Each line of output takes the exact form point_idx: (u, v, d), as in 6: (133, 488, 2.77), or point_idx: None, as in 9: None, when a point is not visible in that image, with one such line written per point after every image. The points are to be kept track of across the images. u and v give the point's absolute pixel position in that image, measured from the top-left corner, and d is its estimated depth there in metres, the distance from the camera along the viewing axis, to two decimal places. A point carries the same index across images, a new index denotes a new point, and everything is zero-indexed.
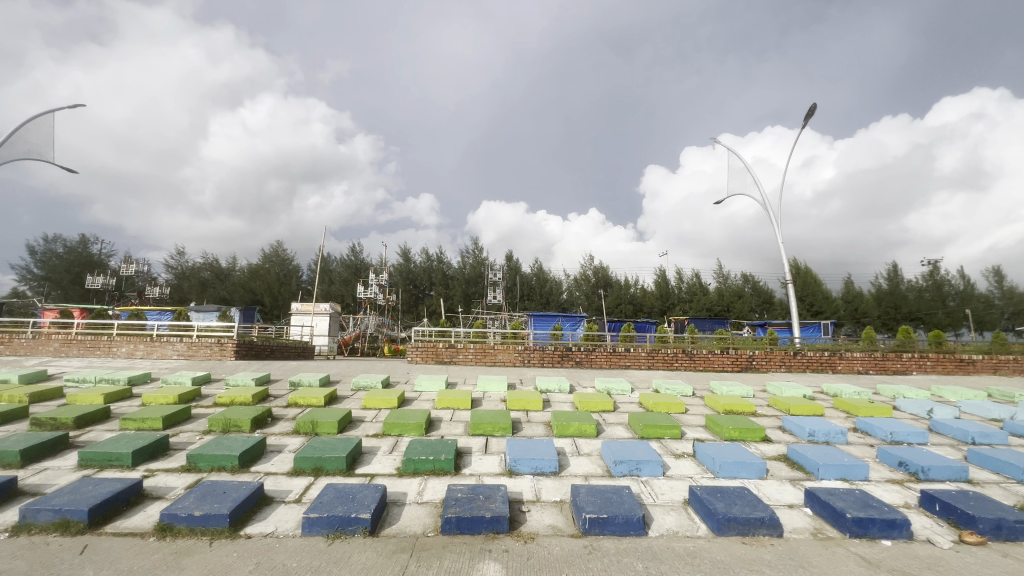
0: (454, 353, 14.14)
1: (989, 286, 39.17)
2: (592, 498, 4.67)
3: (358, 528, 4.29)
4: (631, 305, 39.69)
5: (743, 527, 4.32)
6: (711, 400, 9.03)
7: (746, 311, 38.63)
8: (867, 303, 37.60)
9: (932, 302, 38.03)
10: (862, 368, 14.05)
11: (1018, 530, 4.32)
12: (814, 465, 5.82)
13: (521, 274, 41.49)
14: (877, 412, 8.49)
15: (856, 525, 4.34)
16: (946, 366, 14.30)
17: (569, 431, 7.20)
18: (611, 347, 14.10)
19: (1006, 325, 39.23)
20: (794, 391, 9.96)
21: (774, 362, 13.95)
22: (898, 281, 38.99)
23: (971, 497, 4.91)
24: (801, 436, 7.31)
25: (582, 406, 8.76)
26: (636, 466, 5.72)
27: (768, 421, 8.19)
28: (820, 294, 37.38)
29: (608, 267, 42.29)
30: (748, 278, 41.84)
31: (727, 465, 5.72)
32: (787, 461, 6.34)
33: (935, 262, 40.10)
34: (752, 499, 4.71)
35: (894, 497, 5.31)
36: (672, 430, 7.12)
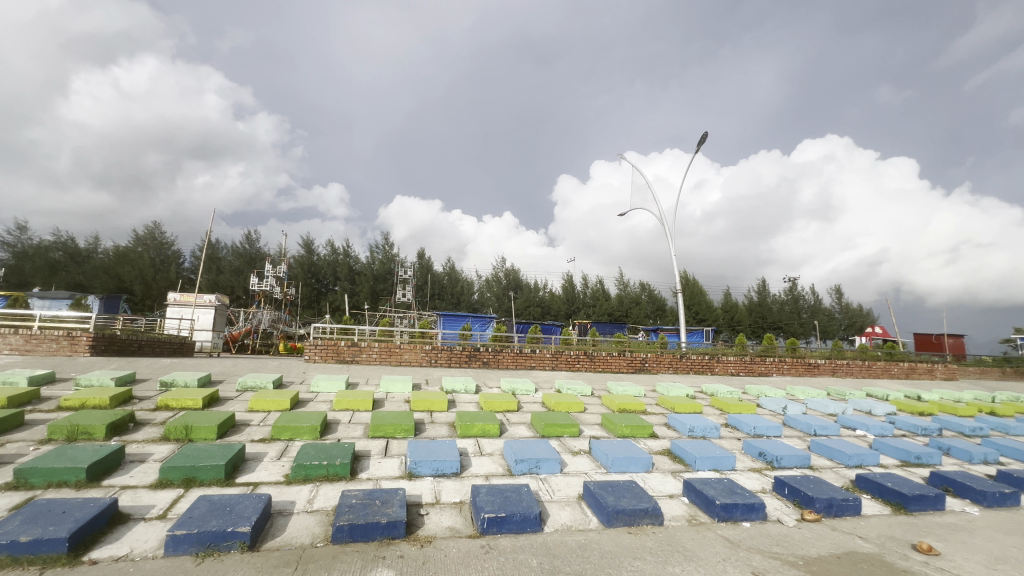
0: (357, 352, 13.48)
1: (832, 302, 46.54)
2: (491, 498, 4.71)
3: (235, 543, 3.89)
4: (540, 309, 40.96)
5: (630, 518, 4.64)
6: (607, 400, 9.59)
7: (642, 316, 41.79)
8: (741, 313, 42.60)
9: (790, 314, 44.19)
10: (733, 370, 15.92)
11: (843, 507, 5.16)
12: (692, 458, 6.44)
13: (433, 272, 40.84)
14: (744, 409, 9.63)
15: (723, 510, 4.86)
16: (799, 368, 16.69)
17: (472, 432, 7.21)
18: (518, 347, 14.41)
19: (843, 335, 46.85)
20: (679, 391, 10.96)
21: (663, 364, 15.27)
22: (765, 294, 44.72)
23: (811, 480, 5.76)
24: (683, 432, 8.03)
25: (487, 406, 8.83)
26: (536, 464, 5.88)
27: (656, 419, 8.92)
28: (704, 304, 41.63)
29: (518, 270, 43.25)
30: (644, 287, 45.31)
31: (618, 460, 6.11)
32: (670, 455, 6.94)
33: (793, 280, 46.75)
34: (638, 491, 5.08)
35: (753, 483, 6.05)
36: (571, 428, 7.44)
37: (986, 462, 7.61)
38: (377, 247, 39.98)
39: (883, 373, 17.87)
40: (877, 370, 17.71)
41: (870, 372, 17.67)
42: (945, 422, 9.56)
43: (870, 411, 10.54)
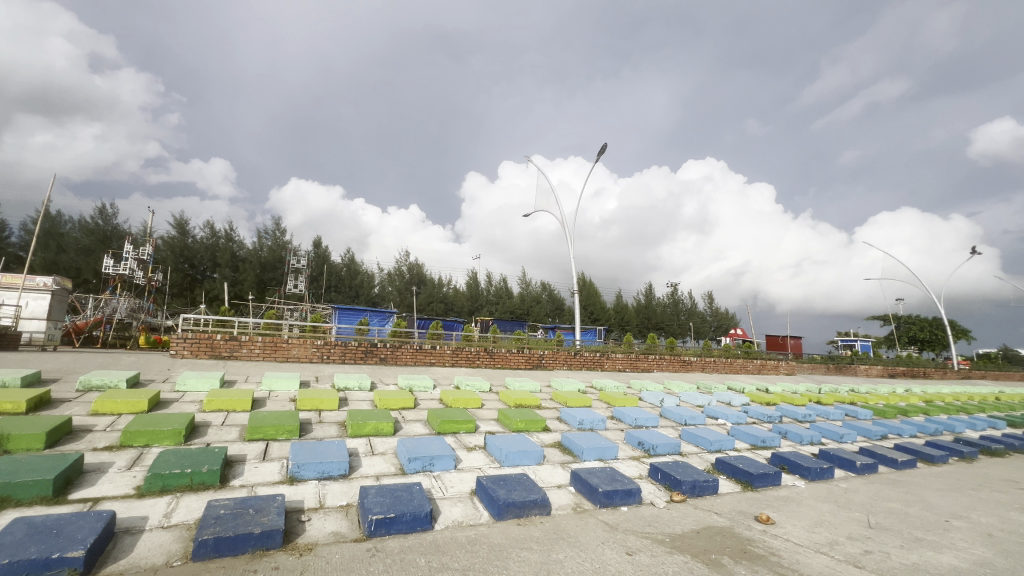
0: (236, 348, 12.19)
1: (705, 307, 52.46)
2: (380, 499, 4.54)
3: (63, 571, 3.28)
4: (442, 305, 40.56)
5: (519, 510, 4.78)
6: (505, 395, 9.79)
7: (542, 315, 43.61)
8: (629, 314, 46.20)
9: (671, 316, 48.93)
10: (620, 366, 17.21)
11: (704, 487, 5.83)
12: (580, 449, 6.83)
13: (330, 263, 37.90)
14: (628, 402, 10.45)
15: (604, 496, 5.22)
16: (675, 365, 18.57)
17: (364, 431, 6.89)
18: (417, 343, 14.10)
19: (712, 335, 53.06)
20: (571, 386, 11.57)
21: (559, 361, 16.00)
22: (651, 297, 48.99)
23: (680, 465, 6.43)
24: (573, 425, 8.49)
25: (381, 403, 8.51)
26: (429, 462, 5.79)
27: (549, 413, 9.30)
28: (599, 304, 44.43)
29: (422, 265, 42.39)
30: (545, 286, 47.11)
31: (512, 454, 6.27)
32: (560, 447, 7.29)
33: (675, 286, 51.81)
34: (528, 483, 5.25)
35: (632, 470, 6.59)
36: (467, 424, 7.46)
37: (812, 442, 9.13)
38: (266, 232, 36.52)
39: (741, 369, 20.58)
40: (737, 367, 20.33)
41: (732, 368, 20.23)
42: (785, 410, 11.29)
43: (730, 402, 12.07)
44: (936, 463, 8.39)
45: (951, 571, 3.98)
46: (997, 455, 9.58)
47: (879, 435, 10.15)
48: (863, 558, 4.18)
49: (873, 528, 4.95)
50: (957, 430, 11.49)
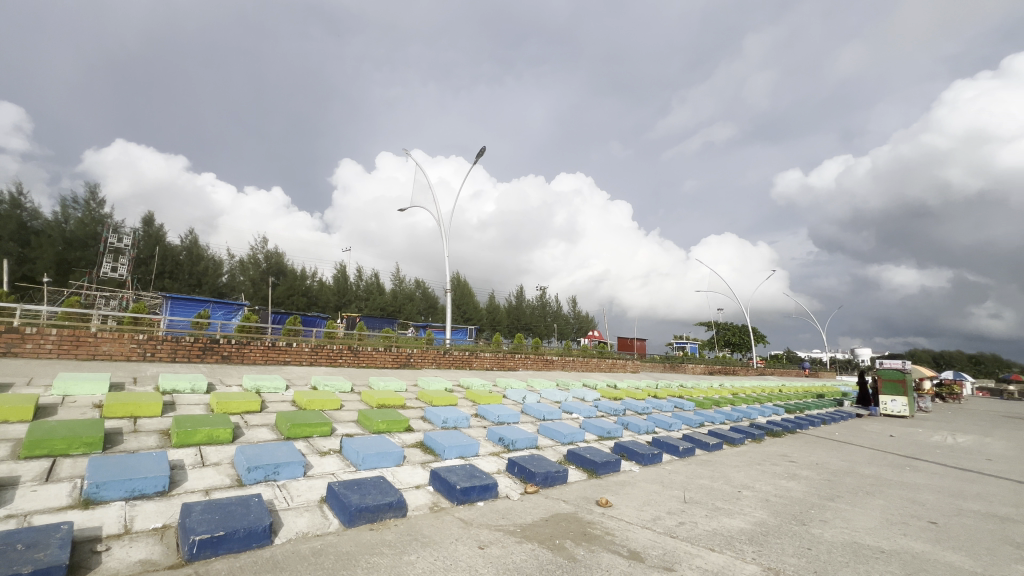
0: (15, 343, 9.66)
1: (569, 311, 56.62)
2: (207, 516, 3.97)
3: None
4: (305, 298, 37.26)
5: (373, 515, 4.59)
6: (367, 396, 9.32)
7: (414, 313, 42.92)
8: (500, 315, 47.68)
9: (538, 318, 51.76)
10: (488, 365, 17.68)
11: (555, 477, 6.27)
12: (442, 448, 6.83)
13: (164, 243, 32.53)
14: (492, 400, 10.76)
15: (461, 493, 5.29)
16: (538, 364, 19.67)
17: (194, 439, 5.97)
18: (270, 340, 12.73)
19: (574, 336, 57.46)
20: (438, 385, 11.50)
21: (427, 359, 15.82)
22: (522, 299, 51.27)
23: (535, 458, 6.82)
24: (437, 423, 8.46)
25: (219, 407, 7.42)
26: (273, 470, 5.26)
27: (413, 413, 9.13)
28: (472, 304, 45.04)
29: (283, 253, 38.37)
30: (419, 284, 46.34)
31: (369, 457, 6.00)
32: (422, 446, 7.21)
33: (544, 290, 55.00)
34: (384, 486, 5.08)
35: (491, 466, 6.80)
36: (322, 427, 6.93)
37: (648, 432, 10.44)
38: (74, 200, 29.72)
39: (596, 367, 22.62)
40: (592, 365, 22.30)
41: (587, 366, 22.12)
42: (629, 404, 12.72)
43: (583, 397, 13.19)
44: (736, 444, 10.24)
45: (739, 532, 4.87)
46: (777, 435, 12.06)
47: (698, 423, 12.02)
48: (678, 529, 4.89)
49: (687, 503, 5.82)
50: (751, 416, 14.16)
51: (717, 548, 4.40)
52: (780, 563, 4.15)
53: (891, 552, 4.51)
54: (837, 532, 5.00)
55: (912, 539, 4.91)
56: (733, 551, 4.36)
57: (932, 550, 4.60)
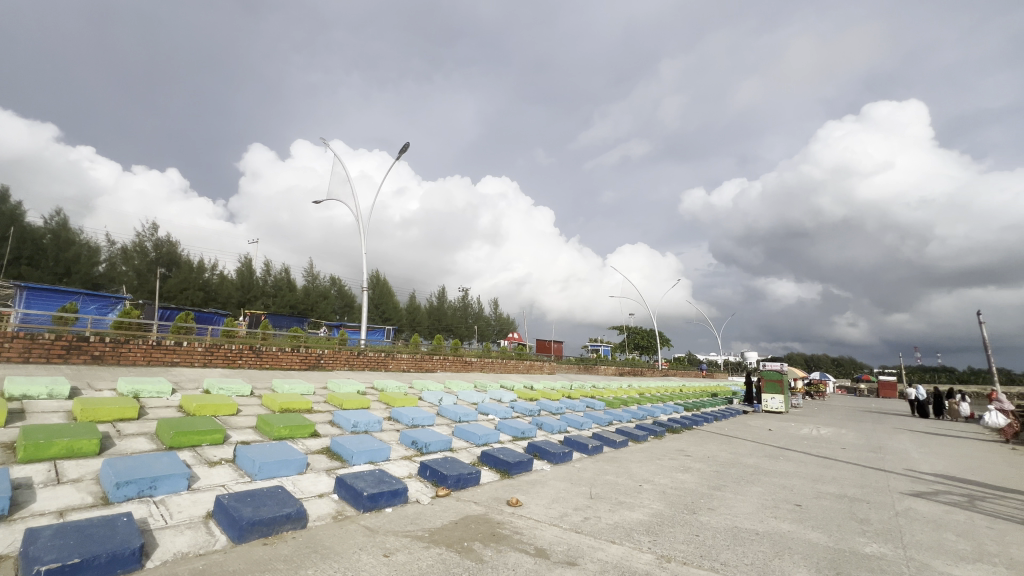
0: None
1: (490, 313, 57.00)
2: (58, 542, 3.42)
3: None
4: (202, 292, 33.75)
5: (267, 528, 4.24)
6: (268, 400, 8.63)
7: (328, 311, 40.69)
8: (421, 315, 46.70)
9: (459, 319, 51.50)
10: (405, 367, 17.24)
11: (467, 479, 6.25)
12: (350, 454, 6.51)
13: (23, 225, 27.88)
14: (407, 402, 10.48)
15: (368, 500, 5.08)
16: (457, 365, 19.54)
17: (49, 453, 5.13)
18: (154, 338, 11.37)
19: (494, 338, 57.97)
20: (350, 388, 10.96)
21: (339, 361, 15.06)
22: (443, 300, 50.67)
23: (448, 461, 6.74)
24: (347, 428, 8.06)
25: (85, 415, 6.44)
26: (149, 484, 4.67)
27: (320, 417, 8.61)
28: (391, 303, 43.58)
29: (177, 242, 34.28)
30: (335, 281, 44.03)
31: (267, 466, 5.55)
32: (329, 452, 6.82)
33: (466, 292, 54.88)
34: (282, 496, 4.73)
35: (402, 470, 6.60)
36: (212, 435, 6.30)
37: (560, 431, 10.79)
38: None
39: (514, 368, 22.96)
40: (510, 367, 22.61)
41: (506, 368, 22.38)
42: (543, 404, 13.06)
43: (500, 399, 13.31)
44: (640, 441, 10.94)
45: (637, 524, 5.19)
46: (676, 431, 13.06)
47: (607, 421, 12.66)
48: (583, 524, 5.10)
49: (593, 499, 6.09)
50: (655, 415, 15.18)
51: (617, 540, 4.64)
52: (672, 550, 4.48)
53: (764, 533, 5.06)
54: (721, 518, 5.51)
55: (782, 520, 5.55)
56: (631, 542, 4.63)
57: (796, 530, 5.23)
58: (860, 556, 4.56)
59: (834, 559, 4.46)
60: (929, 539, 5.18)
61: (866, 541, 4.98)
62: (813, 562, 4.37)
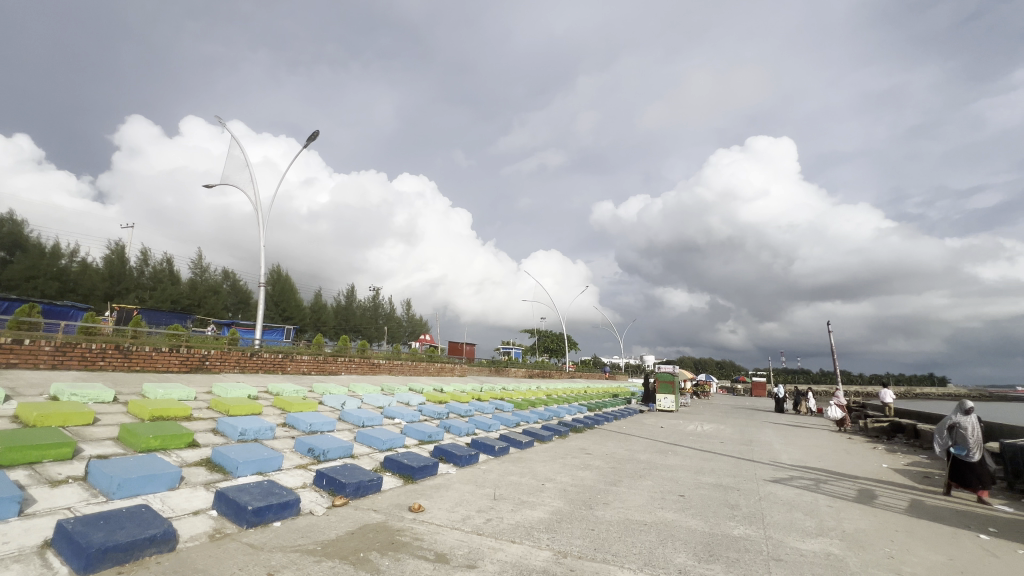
0: None
1: (401, 314, 55.38)
2: None
3: None
4: (56, 282, 28.74)
5: (125, 554, 3.71)
6: (135, 407, 7.54)
7: (218, 308, 36.76)
8: (327, 314, 43.99)
9: (369, 320, 49.35)
10: (305, 370, 16.13)
11: (368, 487, 5.99)
12: (234, 465, 5.90)
13: None
14: (305, 407, 9.78)
15: (254, 514, 4.65)
16: (363, 367, 18.69)
17: None
18: None
19: (405, 340, 56.43)
20: (238, 392, 9.96)
21: (228, 363, 13.68)
22: (352, 299, 48.23)
23: (347, 469, 6.40)
24: (232, 436, 7.30)
25: None
26: None
27: (201, 425, 7.72)
28: (293, 301, 40.45)
29: (24, 222, 28.84)
30: (228, 275, 39.93)
31: (129, 483, 4.84)
32: (209, 464, 6.14)
33: (377, 292, 52.79)
34: (146, 517, 4.15)
35: (295, 480, 6.14)
36: (58, 450, 5.35)
37: (467, 433, 10.78)
38: None
39: (423, 371, 22.51)
40: (420, 369, 22.14)
41: (415, 370, 21.86)
42: (452, 407, 12.97)
43: (408, 402, 12.96)
44: (545, 441, 11.30)
45: (537, 522, 5.32)
46: (578, 431, 13.68)
47: (514, 423, 12.91)
48: (485, 525, 5.12)
49: (496, 499, 6.16)
50: (560, 416, 15.76)
51: (517, 540, 4.72)
52: (569, 546, 4.65)
53: (651, 524, 5.46)
54: (614, 512, 5.85)
55: (667, 510, 6.04)
56: (530, 540, 4.74)
57: (678, 518, 5.72)
58: (730, 538, 5.10)
59: (709, 543, 4.93)
60: (784, 519, 5.95)
61: (735, 524, 5.59)
62: (691, 546, 4.80)
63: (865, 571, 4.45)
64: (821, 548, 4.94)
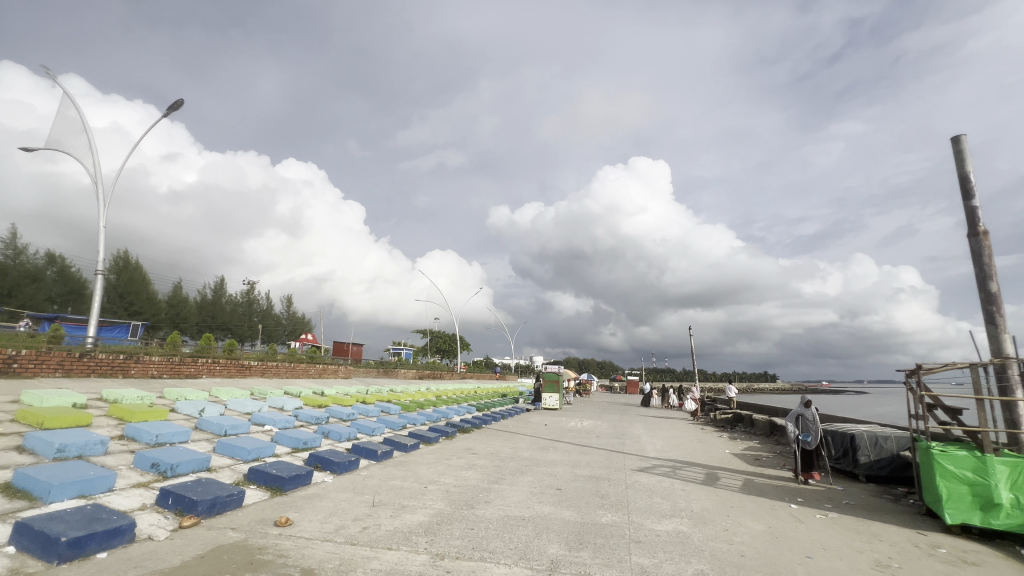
0: None
1: (280, 310, 50.66)
2: None
3: None
4: None
5: None
6: None
7: (37, 299, 30.14)
8: (188, 309, 38.53)
9: (240, 317, 44.28)
10: (155, 373, 13.98)
11: (226, 503, 5.36)
12: (45, 489, 4.86)
13: None
14: (151, 416, 8.42)
15: (70, 547, 3.88)
16: (229, 370, 16.70)
17: None
18: None
19: (282, 339, 51.71)
20: (59, 400, 8.25)
21: (47, 366, 11.34)
22: (221, 293, 42.81)
23: (201, 484, 5.66)
24: (47, 454, 6.02)
25: None
26: None
27: (2, 442, 6.25)
28: (144, 294, 34.68)
29: None
30: (55, 259, 32.97)
31: None
32: (9, 489, 4.99)
33: (251, 285, 47.65)
34: None
35: (131, 502, 5.26)
36: None
37: (349, 438, 10.21)
38: None
39: (302, 373, 20.82)
40: (299, 371, 20.45)
41: (293, 372, 20.13)
42: (333, 411, 12.18)
43: (282, 407, 11.90)
44: (431, 443, 11.16)
45: (417, 526, 5.22)
46: (466, 431, 13.75)
47: (400, 425, 12.55)
48: (360, 535, 4.87)
49: (374, 506, 5.90)
50: (448, 416, 15.66)
51: (394, 546, 4.58)
52: (447, 547, 4.64)
53: (528, 518, 5.67)
54: (494, 510, 5.97)
55: (545, 504, 6.33)
56: (408, 545, 4.62)
57: (554, 511, 6.02)
58: (598, 526, 5.50)
59: (579, 532, 5.26)
60: (646, 504, 6.59)
61: (604, 513, 6.04)
62: (564, 537, 5.08)
63: (707, 544, 5.10)
64: (672, 528, 5.55)
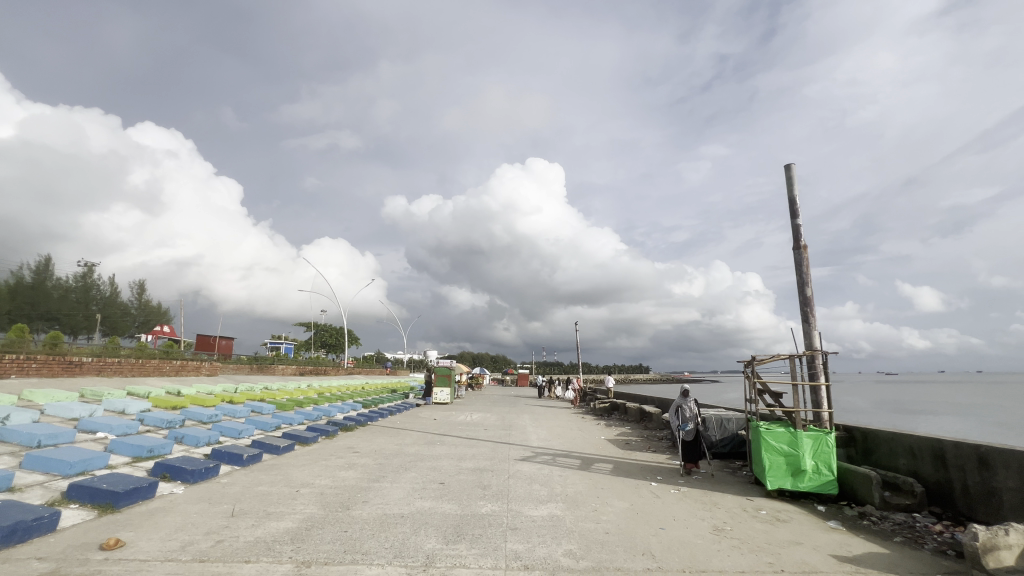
0: None
1: (128, 298, 43.47)
2: None
3: None
4: None
5: None
6: None
7: None
8: None
9: (73, 305, 37.13)
10: None
11: (32, 528, 4.43)
12: None
13: None
14: None
15: None
16: (50, 368, 13.89)
17: None
18: None
19: (130, 331, 44.35)
20: None
21: None
22: (46, 276, 35.45)
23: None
24: None
25: None
26: None
27: None
28: None
29: None
30: None
31: None
32: None
33: (89, 267, 40.19)
34: None
35: None
36: None
37: (208, 443, 9.09)
38: None
39: (152, 371, 18.06)
40: (148, 369, 17.73)
41: (141, 370, 17.33)
42: (190, 413, 10.74)
43: (122, 410, 10.21)
44: (309, 443, 10.39)
45: (282, 534, 4.80)
46: (348, 429, 13.05)
47: (273, 426, 11.51)
48: (212, 550, 4.35)
49: (233, 517, 5.32)
50: (331, 414, 14.73)
51: (252, 558, 4.16)
52: (315, 552, 4.35)
53: (407, 515, 5.56)
54: (372, 509, 5.75)
55: (426, 499, 6.26)
56: (269, 556, 4.24)
57: (434, 505, 5.99)
58: (477, 517, 5.59)
59: (458, 524, 5.29)
60: (525, 491, 6.86)
61: (484, 503, 6.16)
62: (442, 531, 5.06)
63: (576, 525, 5.45)
64: (547, 512, 5.85)
